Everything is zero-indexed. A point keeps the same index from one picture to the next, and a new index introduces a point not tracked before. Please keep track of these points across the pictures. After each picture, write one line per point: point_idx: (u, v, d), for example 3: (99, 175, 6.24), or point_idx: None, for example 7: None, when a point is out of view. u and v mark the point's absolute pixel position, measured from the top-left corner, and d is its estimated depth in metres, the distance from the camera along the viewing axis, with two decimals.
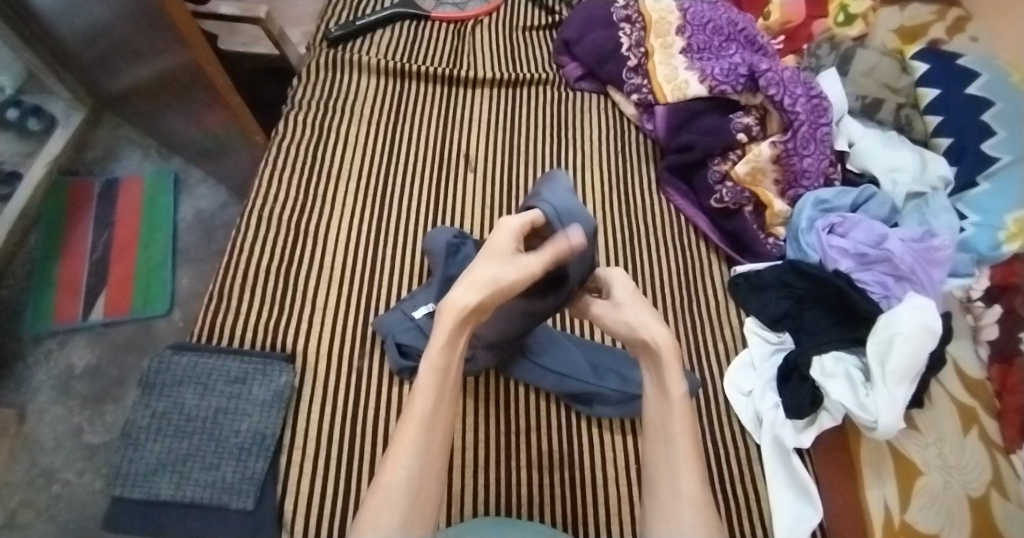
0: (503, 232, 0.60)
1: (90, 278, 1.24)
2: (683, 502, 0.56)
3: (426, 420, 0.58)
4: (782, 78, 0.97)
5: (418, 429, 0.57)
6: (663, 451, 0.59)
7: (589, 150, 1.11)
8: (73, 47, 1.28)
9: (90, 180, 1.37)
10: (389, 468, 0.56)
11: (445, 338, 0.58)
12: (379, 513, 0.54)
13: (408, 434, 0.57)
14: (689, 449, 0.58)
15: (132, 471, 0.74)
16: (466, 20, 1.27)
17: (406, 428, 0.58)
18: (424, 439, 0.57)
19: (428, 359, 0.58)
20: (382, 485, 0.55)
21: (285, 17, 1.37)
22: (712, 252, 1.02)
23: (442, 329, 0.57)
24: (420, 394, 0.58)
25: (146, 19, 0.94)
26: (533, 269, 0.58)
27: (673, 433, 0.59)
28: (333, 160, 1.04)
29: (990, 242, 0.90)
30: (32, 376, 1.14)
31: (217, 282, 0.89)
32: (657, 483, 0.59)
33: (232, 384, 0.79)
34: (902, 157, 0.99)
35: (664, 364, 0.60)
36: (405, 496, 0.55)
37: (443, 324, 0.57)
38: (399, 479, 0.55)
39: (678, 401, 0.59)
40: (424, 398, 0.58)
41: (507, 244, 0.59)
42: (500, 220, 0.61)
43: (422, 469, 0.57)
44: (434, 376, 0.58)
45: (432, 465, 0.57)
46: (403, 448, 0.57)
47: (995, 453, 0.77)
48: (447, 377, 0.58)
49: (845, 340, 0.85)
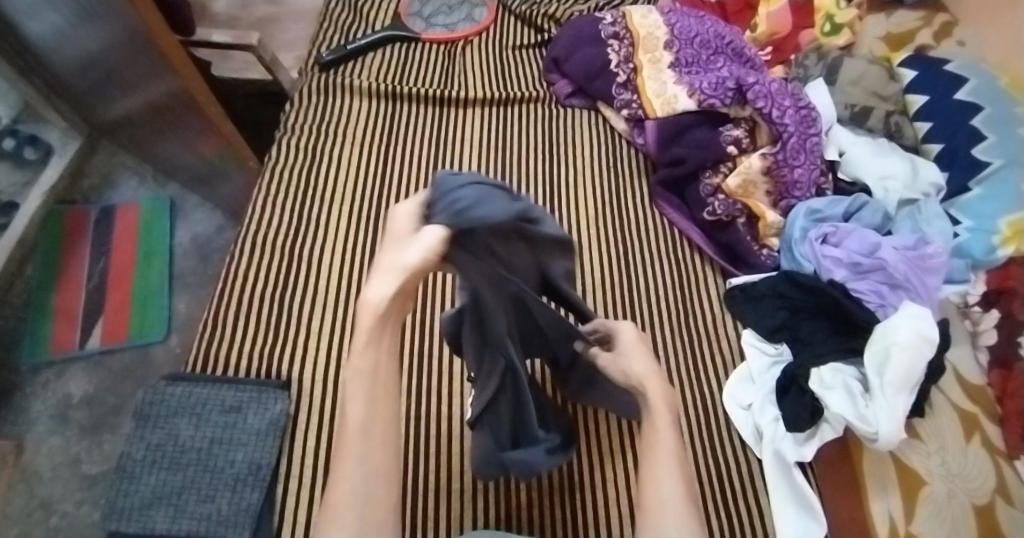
0: (401, 216, 0.50)
1: (87, 307, 1.24)
2: (669, 510, 0.57)
3: (361, 430, 0.54)
4: (770, 90, 0.98)
5: (355, 438, 0.54)
6: (651, 470, 0.60)
7: (580, 166, 1.12)
8: (67, 77, 1.29)
9: (86, 208, 1.37)
10: (336, 479, 0.54)
11: (363, 339, 0.53)
12: (332, 522, 0.53)
13: (348, 447, 0.54)
14: (677, 460, 0.60)
15: (128, 505, 0.74)
16: (456, 41, 1.28)
17: (346, 438, 0.55)
18: (363, 449, 0.54)
19: (352, 364, 0.54)
20: (332, 502, 0.53)
21: (276, 42, 1.38)
22: (707, 265, 1.02)
23: (363, 325, 0.52)
24: (352, 402, 0.55)
25: (137, 50, 0.95)
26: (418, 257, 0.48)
27: (665, 454, 0.60)
28: (326, 183, 1.04)
29: (984, 246, 0.89)
30: (30, 407, 1.13)
31: (212, 310, 0.89)
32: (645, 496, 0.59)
33: (226, 413, 0.79)
34: (893, 165, 0.99)
35: (652, 400, 0.62)
36: (354, 511, 0.53)
37: (361, 325, 0.52)
38: (351, 492, 0.54)
39: (666, 430, 0.61)
40: (356, 406, 0.55)
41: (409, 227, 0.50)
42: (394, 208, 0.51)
43: (371, 478, 0.55)
44: (361, 379, 0.54)
45: (378, 475, 0.55)
46: (344, 460, 0.54)
47: (999, 460, 0.77)
48: (375, 378, 0.55)
49: (843, 350, 0.84)
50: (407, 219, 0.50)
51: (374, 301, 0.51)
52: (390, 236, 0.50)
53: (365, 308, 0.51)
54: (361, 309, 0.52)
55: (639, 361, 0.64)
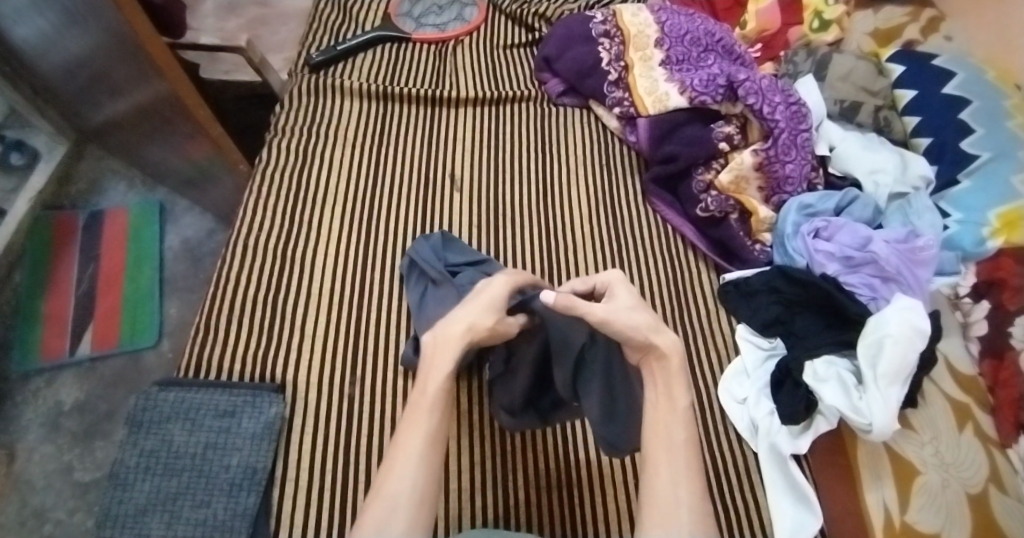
0: (496, 286, 0.64)
1: (77, 313, 1.22)
2: (682, 505, 0.53)
3: (428, 435, 0.56)
4: (760, 87, 0.99)
5: (416, 441, 0.56)
6: (663, 453, 0.56)
7: (573, 166, 1.12)
8: (53, 80, 1.27)
9: (75, 213, 1.36)
10: (390, 475, 0.54)
11: (448, 366, 0.59)
12: (386, 518, 0.52)
13: (408, 446, 0.56)
14: (689, 450, 0.57)
15: (122, 512, 0.73)
16: (447, 41, 1.28)
17: (406, 440, 0.56)
18: (426, 450, 0.56)
19: (437, 381, 0.59)
20: (384, 492, 0.53)
21: (265, 44, 1.37)
22: (700, 261, 1.03)
23: (443, 359, 0.59)
24: (426, 409, 0.57)
25: (123, 53, 0.94)
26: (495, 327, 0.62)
27: (677, 441, 0.57)
28: (318, 185, 1.04)
29: (974, 238, 0.90)
30: (20, 415, 1.12)
31: (205, 313, 0.88)
32: (655, 477, 0.55)
33: (220, 417, 0.78)
34: (883, 159, 1.00)
35: (673, 375, 0.59)
36: (407, 504, 0.53)
37: (446, 353, 0.60)
38: (406, 489, 0.53)
39: (683, 412, 0.58)
40: (428, 415, 0.57)
41: (503, 298, 0.63)
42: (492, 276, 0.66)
43: (426, 482, 0.55)
44: (438, 397, 0.58)
45: (432, 482, 0.55)
46: (405, 455, 0.55)
47: (991, 449, 0.77)
48: (450, 399, 0.59)
49: (837, 343, 0.84)
50: (505, 286, 0.64)
51: (458, 335, 0.60)
52: (487, 294, 0.63)
53: (448, 339, 0.60)
54: (445, 338, 0.60)
55: (639, 312, 0.60)
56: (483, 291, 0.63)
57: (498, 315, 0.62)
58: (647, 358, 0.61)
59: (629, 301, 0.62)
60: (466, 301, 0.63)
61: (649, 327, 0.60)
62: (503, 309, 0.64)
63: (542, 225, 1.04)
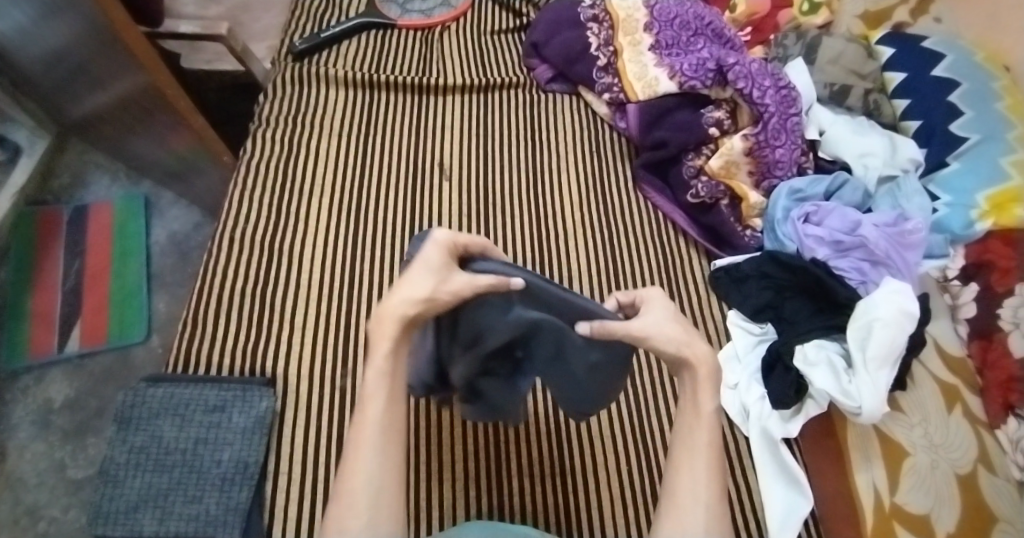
0: (433, 247, 0.55)
1: (64, 310, 1.21)
2: (699, 502, 0.53)
3: (380, 423, 0.53)
4: (750, 70, 0.98)
5: (372, 430, 0.53)
6: (686, 458, 0.55)
7: (563, 153, 1.11)
8: (32, 73, 1.25)
9: (58, 208, 1.34)
10: (350, 466, 0.52)
11: (388, 345, 0.54)
12: (347, 513, 0.50)
13: (362, 437, 0.53)
14: (712, 455, 0.55)
15: (114, 509, 0.72)
16: (433, 27, 1.26)
17: (361, 430, 0.53)
18: (380, 439, 0.53)
19: (374, 367, 0.54)
20: (345, 486, 0.51)
21: (248, 33, 1.35)
22: (691, 248, 1.03)
23: (382, 340, 0.54)
24: (371, 398, 0.54)
25: (101, 43, 0.92)
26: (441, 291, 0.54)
27: (699, 444, 0.55)
28: (305, 176, 1.03)
29: (963, 221, 0.90)
30: (10, 413, 1.11)
31: (192, 307, 0.87)
32: (677, 480, 0.55)
33: (210, 412, 0.78)
34: (873, 143, 1.00)
35: (699, 381, 0.56)
36: (369, 497, 0.51)
37: (383, 332, 0.53)
38: (365, 480, 0.51)
39: (710, 418, 0.56)
40: (375, 403, 0.54)
41: (441, 259, 0.55)
42: (431, 233, 0.57)
43: (385, 471, 0.52)
44: (383, 380, 0.54)
45: (392, 466, 0.53)
46: (359, 448, 0.53)
47: (980, 429, 0.78)
48: (395, 381, 0.55)
49: (827, 327, 0.85)
50: (440, 249, 0.55)
51: (397, 309, 0.53)
52: (421, 258, 0.55)
53: (386, 315, 0.54)
54: (386, 314, 0.54)
55: (674, 323, 0.56)
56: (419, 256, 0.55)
57: (442, 281, 0.54)
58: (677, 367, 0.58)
59: (664, 313, 0.57)
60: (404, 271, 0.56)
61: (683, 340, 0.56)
62: (448, 272, 0.55)
63: (533, 214, 1.03)
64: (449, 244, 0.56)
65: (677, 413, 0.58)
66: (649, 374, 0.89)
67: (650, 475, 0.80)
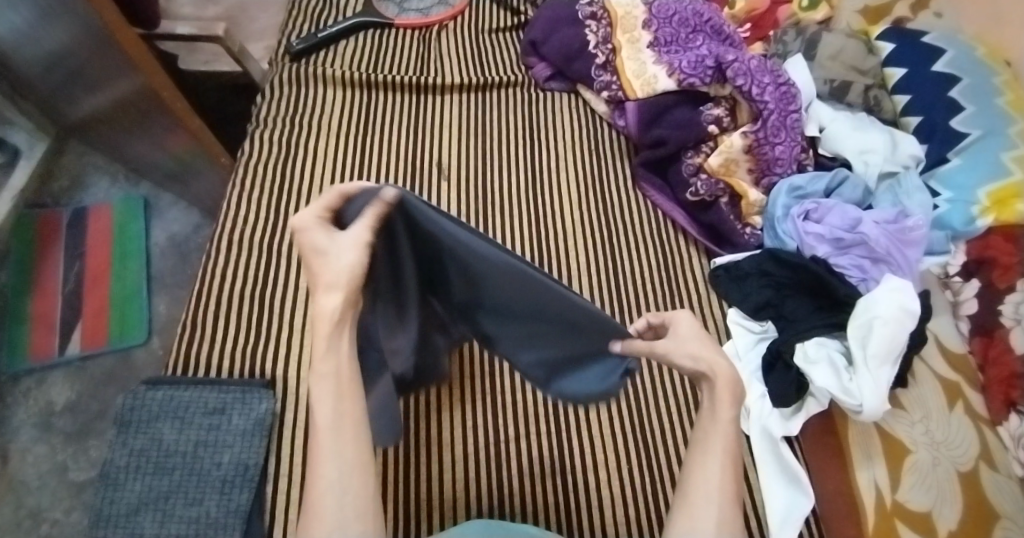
0: (308, 232, 0.52)
1: (65, 312, 1.21)
2: (712, 506, 0.51)
3: (331, 425, 0.50)
4: (750, 67, 0.98)
5: (326, 435, 0.49)
6: (700, 460, 0.53)
7: (562, 151, 1.11)
8: (30, 76, 1.25)
9: (58, 210, 1.34)
10: (313, 472, 0.49)
11: (324, 343, 0.51)
12: (313, 520, 0.47)
13: (316, 443, 0.49)
14: (729, 454, 0.53)
15: (114, 512, 0.72)
16: (431, 26, 1.26)
17: (317, 435, 0.50)
18: (336, 443, 0.49)
19: (313, 369, 0.51)
20: (310, 494, 0.48)
21: (245, 33, 1.35)
22: (691, 246, 1.02)
23: (319, 341, 0.51)
24: (318, 402, 0.50)
25: (97, 46, 0.92)
26: (359, 241, 0.52)
27: (716, 444, 0.53)
28: (303, 176, 1.03)
29: (964, 217, 0.89)
30: (12, 415, 1.11)
31: (190, 309, 0.87)
32: (692, 478, 0.53)
33: (210, 415, 0.78)
34: (873, 139, 0.99)
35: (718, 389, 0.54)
36: (335, 503, 0.48)
37: (322, 333, 0.51)
38: (329, 484, 0.48)
39: (728, 425, 0.54)
40: (322, 405, 0.50)
41: (323, 234, 0.52)
42: (294, 224, 0.53)
43: (350, 473, 0.49)
44: (328, 380, 0.51)
45: (357, 467, 0.49)
46: (317, 454, 0.49)
47: (982, 426, 0.78)
48: (343, 377, 0.51)
49: (828, 325, 0.85)
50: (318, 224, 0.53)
51: (328, 307, 0.51)
52: (309, 243, 0.52)
53: (322, 317, 0.51)
54: (318, 319, 0.51)
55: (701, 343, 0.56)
56: (306, 245, 0.52)
57: (340, 246, 0.51)
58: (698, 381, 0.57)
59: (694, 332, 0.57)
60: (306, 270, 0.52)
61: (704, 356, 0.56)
62: (333, 232, 0.53)
63: (530, 213, 1.03)
64: (314, 218, 0.53)
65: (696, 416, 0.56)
66: (649, 373, 0.89)
67: (649, 475, 0.80)
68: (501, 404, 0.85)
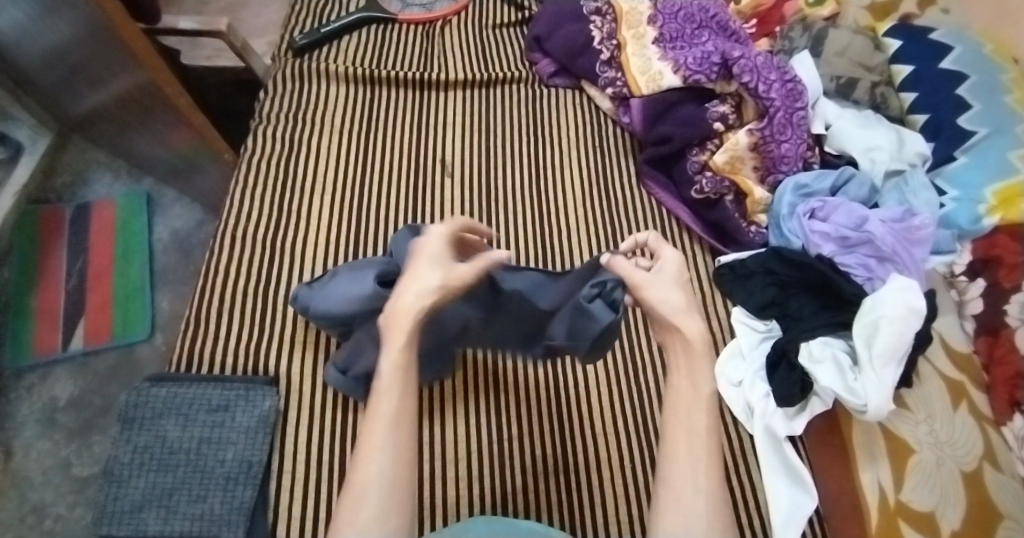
0: (433, 240, 0.63)
1: (67, 307, 1.21)
2: (699, 494, 0.49)
3: (392, 417, 0.53)
4: (756, 64, 0.97)
5: (383, 428, 0.52)
6: (682, 441, 0.52)
7: (566, 147, 1.10)
8: (32, 71, 1.24)
9: (61, 206, 1.34)
10: (359, 463, 0.51)
11: (402, 341, 0.56)
12: (359, 507, 0.49)
13: (374, 435, 0.52)
14: (710, 440, 0.52)
15: (118, 508, 0.73)
16: (433, 21, 1.25)
17: (371, 427, 0.53)
18: (391, 436, 0.52)
19: (388, 360, 0.55)
20: (353, 481, 0.50)
21: (247, 28, 1.34)
22: (695, 244, 1.02)
23: (396, 335, 0.56)
24: (384, 394, 0.53)
25: (99, 41, 0.92)
26: (461, 270, 0.60)
27: (697, 428, 0.52)
28: (307, 173, 1.02)
29: (971, 216, 0.89)
30: (16, 411, 1.12)
31: (194, 306, 0.87)
32: (673, 468, 0.51)
33: (214, 412, 0.78)
34: (879, 137, 0.99)
35: (697, 356, 0.55)
36: (380, 493, 0.49)
37: (399, 327, 0.56)
38: (376, 477, 0.50)
39: (706, 396, 0.54)
40: (388, 398, 0.53)
41: (442, 249, 0.63)
42: (429, 228, 0.66)
43: (396, 468, 0.51)
44: (395, 376, 0.54)
45: (404, 463, 0.52)
46: (371, 445, 0.52)
47: (986, 426, 0.77)
48: (408, 376, 0.55)
49: (832, 324, 0.84)
50: (440, 240, 0.63)
51: (413, 304, 0.57)
52: (426, 252, 0.61)
53: (401, 312, 0.57)
54: (399, 317, 0.56)
55: (677, 291, 0.59)
56: (422, 252, 0.62)
57: (449, 263, 0.61)
58: (670, 340, 0.58)
59: (672, 278, 0.60)
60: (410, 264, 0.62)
61: (679, 308, 0.57)
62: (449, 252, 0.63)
63: (535, 210, 1.03)
64: (444, 233, 0.65)
65: (669, 389, 0.55)
66: (653, 369, 0.88)
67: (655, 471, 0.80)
68: (502, 403, 0.84)
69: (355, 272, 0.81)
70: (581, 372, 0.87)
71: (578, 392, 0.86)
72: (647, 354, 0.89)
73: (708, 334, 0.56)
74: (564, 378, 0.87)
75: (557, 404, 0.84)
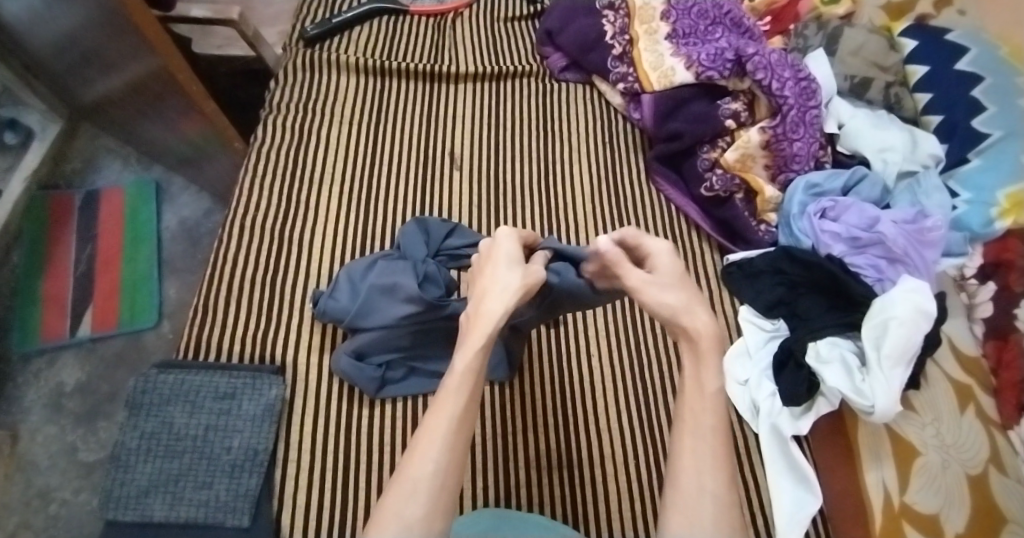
0: (504, 241, 0.60)
1: (75, 294, 1.22)
2: (705, 498, 0.49)
3: (455, 418, 0.50)
4: (770, 61, 0.96)
5: (444, 425, 0.50)
6: (688, 441, 0.51)
7: (575, 143, 1.10)
8: (44, 57, 1.24)
9: (70, 192, 1.35)
10: (412, 459, 0.49)
11: (480, 341, 0.53)
12: (407, 503, 0.47)
13: (433, 430, 0.49)
14: (718, 440, 0.51)
15: (124, 493, 0.73)
16: (445, 13, 1.25)
17: (431, 426, 0.50)
18: (451, 435, 0.49)
19: (462, 360, 0.52)
20: (404, 478, 0.48)
21: (259, 17, 1.34)
22: (703, 241, 1.02)
23: (475, 336, 0.53)
24: (452, 392, 0.51)
25: (112, 26, 0.91)
26: (536, 271, 0.57)
27: (704, 427, 0.51)
28: (315, 164, 1.02)
29: (983, 219, 0.88)
30: (23, 396, 1.12)
31: (202, 294, 0.87)
32: (678, 471, 0.50)
33: (220, 399, 0.78)
34: (891, 137, 0.98)
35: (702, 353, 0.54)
36: (430, 489, 0.47)
37: (475, 334, 0.53)
38: (425, 472, 0.48)
39: (715, 398, 0.52)
40: (454, 398, 0.51)
41: (517, 252, 0.59)
42: (499, 230, 0.62)
43: (450, 465, 0.49)
44: (467, 377, 0.52)
45: (456, 464, 0.49)
46: (430, 440, 0.49)
47: (992, 430, 0.76)
48: (479, 381, 0.52)
49: (841, 325, 0.84)
50: (512, 240, 0.60)
51: (495, 308, 0.54)
52: (499, 252, 0.59)
53: (482, 317, 0.54)
54: (481, 319, 0.54)
55: (677, 290, 0.57)
56: (494, 251, 0.59)
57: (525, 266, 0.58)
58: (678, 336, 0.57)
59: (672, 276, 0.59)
60: (479, 268, 0.59)
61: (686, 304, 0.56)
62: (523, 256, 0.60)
63: (543, 207, 1.02)
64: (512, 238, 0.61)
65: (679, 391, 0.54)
66: (661, 369, 0.87)
67: (658, 469, 0.80)
68: (505, 396, 0.84)
69: (365, 265, 0.85)
70: (586, 366, 0.87)
71: (584, 387, 0.85)
72: (655, 353, 0.89)
73: (715, 331, 0.54)
74: (569, 375, 0.86)
75: (561, 399, 0.84)
